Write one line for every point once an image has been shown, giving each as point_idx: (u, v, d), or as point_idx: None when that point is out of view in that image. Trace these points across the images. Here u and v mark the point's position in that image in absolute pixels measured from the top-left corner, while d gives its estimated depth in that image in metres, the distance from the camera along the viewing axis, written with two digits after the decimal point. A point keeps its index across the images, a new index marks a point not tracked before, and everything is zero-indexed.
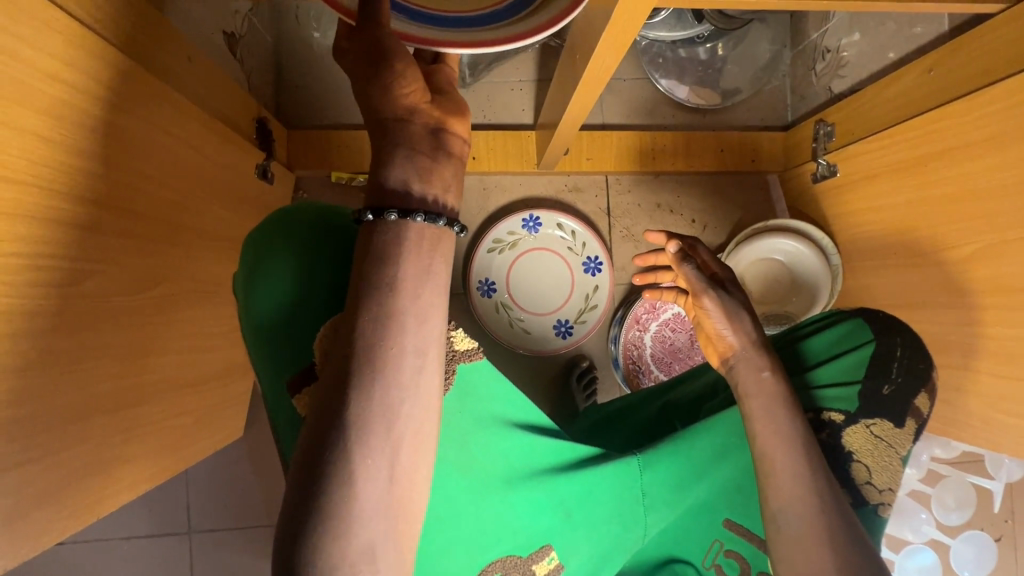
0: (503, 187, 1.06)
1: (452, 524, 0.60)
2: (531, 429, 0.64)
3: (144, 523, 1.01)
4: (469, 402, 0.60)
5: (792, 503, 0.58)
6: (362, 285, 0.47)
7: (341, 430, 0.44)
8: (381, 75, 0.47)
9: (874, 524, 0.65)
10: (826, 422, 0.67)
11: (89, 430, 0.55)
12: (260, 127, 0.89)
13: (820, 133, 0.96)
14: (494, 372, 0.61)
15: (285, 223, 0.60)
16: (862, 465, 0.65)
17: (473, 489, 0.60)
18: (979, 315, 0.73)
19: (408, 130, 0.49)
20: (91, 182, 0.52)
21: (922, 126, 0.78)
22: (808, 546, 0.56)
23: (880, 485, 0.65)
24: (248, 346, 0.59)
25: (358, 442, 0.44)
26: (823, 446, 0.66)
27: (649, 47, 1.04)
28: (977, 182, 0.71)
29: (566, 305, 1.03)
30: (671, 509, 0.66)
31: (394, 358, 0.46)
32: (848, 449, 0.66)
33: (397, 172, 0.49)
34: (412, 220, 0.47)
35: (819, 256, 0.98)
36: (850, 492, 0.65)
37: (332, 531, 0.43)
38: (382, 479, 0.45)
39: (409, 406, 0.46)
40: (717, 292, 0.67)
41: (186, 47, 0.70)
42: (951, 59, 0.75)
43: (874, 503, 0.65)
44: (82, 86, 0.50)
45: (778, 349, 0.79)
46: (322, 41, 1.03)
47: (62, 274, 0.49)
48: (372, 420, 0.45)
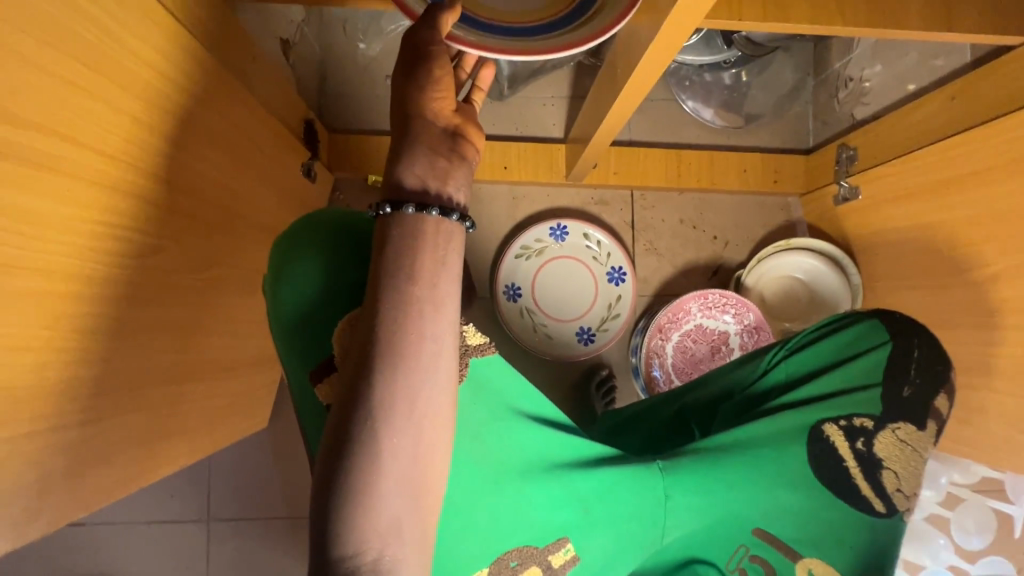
0: (531, 197, 1.10)
1: (467, 511, 0.58)
2: (545, 423, 0.64)
3: (166, 508, 1.02)
4: (485, 395, 0.60)
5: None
6: (383, 275, 0.48)
7: (365, 411, 0.46)
8: (418, 75, 0.51)
9: (900, 533, 0.66)
10: (858, 430, 0.68)
11: (144, 398, 0.58)
12: (306, 127, 0.94)
13: (843, 157, 0.99)
14: (506, 366, 0.61)
15: (311, 221, 0.61)
16: (891, 472, 0.67)
17: (488, 478, 0.59)
18: (1000, 335, 0.75)
19: (427, 129, 0.52)
20: (168, 164, 0.56)
21: (945, 151, 0.80)
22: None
23: (908, 491, 0.67)
24: (274, 334, 0.60)
25: (382, 422, 0.46)
26: (857, 456, 0.68)
27: (677, 70, 1.09)
28: (1000, 206, 0.73)
29: (589, 312, 1.05)
30: (694, 515, 0.65)
31: (413, 343, 0.47)
32: (879, 457, 0.68)
33: (413, 168, 0.51)
34: (427, 214, 0.49)
35: (836, 271, 1.01)
36: (882, 501, 0.66)
37: (359, 506, 0.44)
38: (405, 459, 0.46)
39: (429, 390, 0.47)
40: None
41: (251, 48, 0.75)
42: (974, 87, 0.79)
43: (902, 510, 0.66)
44: (169, 75, 0.55)
45: (783, 345, 0.80)
46: (367, 52, 1.08)
47: (138, 247, 0.53)
48: (394, 402, 0.46)
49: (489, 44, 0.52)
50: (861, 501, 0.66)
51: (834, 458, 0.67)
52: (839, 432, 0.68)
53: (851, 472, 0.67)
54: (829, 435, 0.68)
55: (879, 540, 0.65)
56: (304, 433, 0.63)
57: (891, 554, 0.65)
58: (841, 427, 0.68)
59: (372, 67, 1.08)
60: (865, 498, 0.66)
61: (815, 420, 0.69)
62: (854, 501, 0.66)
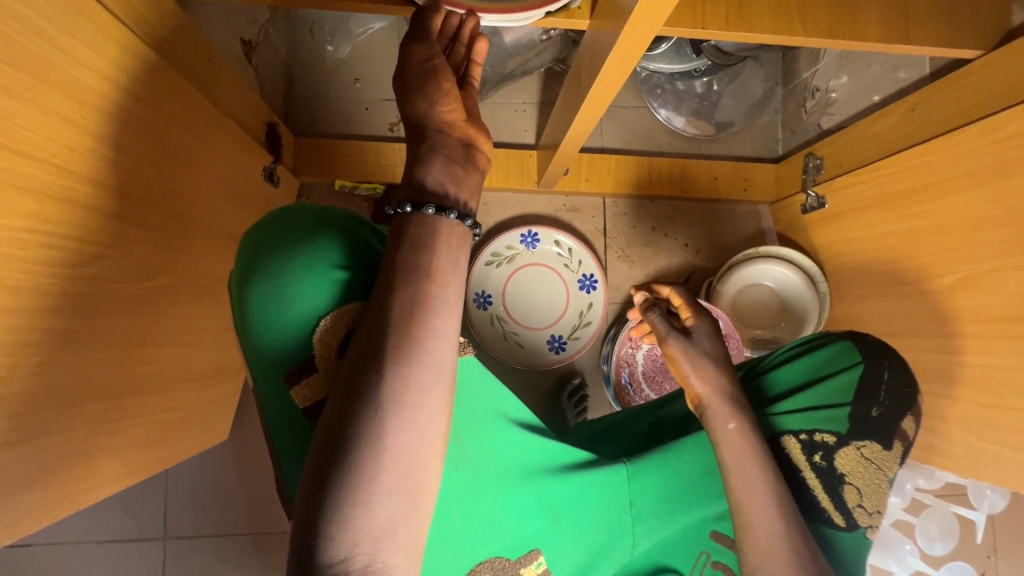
0: (502, 204, 1.09)
1: (443, 518, 0.56)
2: (526, 428, 0.61)
3: (118, 527, 0.97)
4: (467, 400, 0.57)
5: (756, 502, 0.55)
6: (397, 268, 0.46)
7: (369, 406, 0.42)
8: (428, 86, 0.51)
9: (862, 549, 0.61)
10: (817, 444, 0.62)
11: (77, 415, 0.55)
12: (269, 131, 0.91)
13: (810, 166, 1.01)
14: (484, 371, 0.58)
15: (291, 213, 0.55)
16: (853, 488, 0.61)
17: (464, 484, 0.57)
18: (959, 343, 0.75)
19: (444, 141, 0.51)
20: (106, 167, 0.53)
21: (904, 162, 0.81)
22: (770, 538, 0.54)
23: (871, 508, 0.61)
24: (240, 334, 0.55)
25: (388, 418, 0.43)
26: (815, 469, 0.62)
27: (648, 78, 1.10)
28: (957, 216, 0.74)
29: (560, 320, 1.04)
30: (662, 521, 0.63)
31: (426, 339, 0.45)
32: (839, 471, 0.62)
33: (431, 173, 0.49)
34: (446, 216, 0.48)
35: (805, 282, 1.01)
36: (841, 514, 0.60)
37: (355, 505, 0.41)
38: (409, 458, 0.43)
39: (438, 387, 0.45)
40: (682, 337, 0.65)
41: (203, 48, 0.73)
42: (931, 99, 0.80)
43: (863, 526, 0.61)
44: (104, 72, 0.52)
45: (752, 372, 0.74)
46: (335, 55, 1.05)
47: (69, 255, 0.50)
48: (402, 398, 0.43)
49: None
50: (823, 515, 0.60)
51: (789, 469, 0.63)
52: (796, 445, 0.63)
53: (809, 485, 0.62)
54: (786, 446, 0.63)
55: (836, 556, 0.60)
56: (271, 437, 0.58)
57: (850, 568, 0.60)
58: (799, 440, 0.63)
59: (340, 69, 1.06)
60: (823, 510, 0.60)
61: (772, 431, 0.65)
62: (813, 516, 0.61)
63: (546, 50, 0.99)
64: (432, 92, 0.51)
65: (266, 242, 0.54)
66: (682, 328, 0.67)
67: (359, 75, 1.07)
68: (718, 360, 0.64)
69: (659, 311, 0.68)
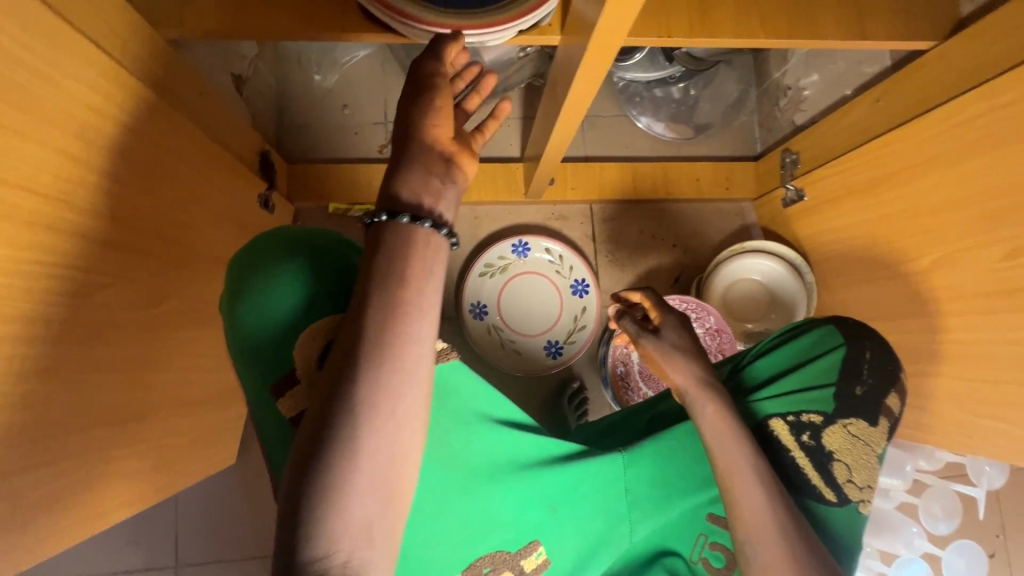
0: (493, 216, 1.11)
1: (436, 517, 0.58)
2: (513, 426, 0.63)
3: (131, 557, 0.98)
4: (451, 400, 0.60)
5: (741, 482, 0.57)
6: (371, 279, 0.48)
7: (344, 412, 0.44)
8: (419, 103, 0.54)
9: (856, 523, 0.62)
10: (804, 424, 0.64)
11: (88, 440, 0.56)
12: (262, 159, 0.94)
13: (787, 161, 1.04)
14: (468, 373, 0.61)
15: (268, 238, 0.60)
16: (842, 464, 0.63)
17: (457, 482, 0.59)
18: (941, 322, 0.78)
19: (422, 153, 0.53)
20: (108, 198, 0.56)
21: (872, 151, 0.85)
22: (758, 518, 0.56)
23: (862, 483, 0.63)
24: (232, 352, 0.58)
25: (362, 423, 0.45)
26: (803, 448, 0.64)
27: (626, 88, 1.15)
28: (927, 199, 0.77)
29: (555, 326, 1.06)
30: (657, 507, 0.65)
31: (398, 346, 0.47)
32: (828, 449, 0.64)
33: (408, 183, 0.52)
34: (421, 225, 0.50)
35: (792, 273, 1.03)
36: (832, 491, 0.62)
37: (332, 506, 0.43)
38: (384, 460, 0.45)
39: (411, 391, 0.47)
40: (652, 335, 0.67)
41: (195, 83, 0.77)
42: (894, 90, 0.83)
43: (855, 501, 0.62)
44: (103, 110, 0.55)
45: (739, 361, 0.75)
46: (323, 83, 1.10)
47: (76, 285, 0.52)
48: (377, 403, 0.45)
49: (498, 10, 0.59)
50: (815, 493, 0.62)
51: (779, 451, 0.64)
52: (784, 427, 0.65)
53: (799, 464, 0.63)
54: (774, 429, 0.65)
55: (828, 531, 0.61)
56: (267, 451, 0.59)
57: (846, 543, 0.61)
58: (787, 421, 0.65)
59: (329, 97, 1.10)
60: (814, 488, 0.62)
61: (760, 414, 0.67)
62: (804, 494, 0.62)
63: (524, 67, 1.03)
64: (414, 110, 0.54)
65: (286, 250, 0.59)
66: (652, 326, 0.69)
67: (346, 102, 1.11)
68: (688, 351, 0.65)
69: (631, 316, 0.71)
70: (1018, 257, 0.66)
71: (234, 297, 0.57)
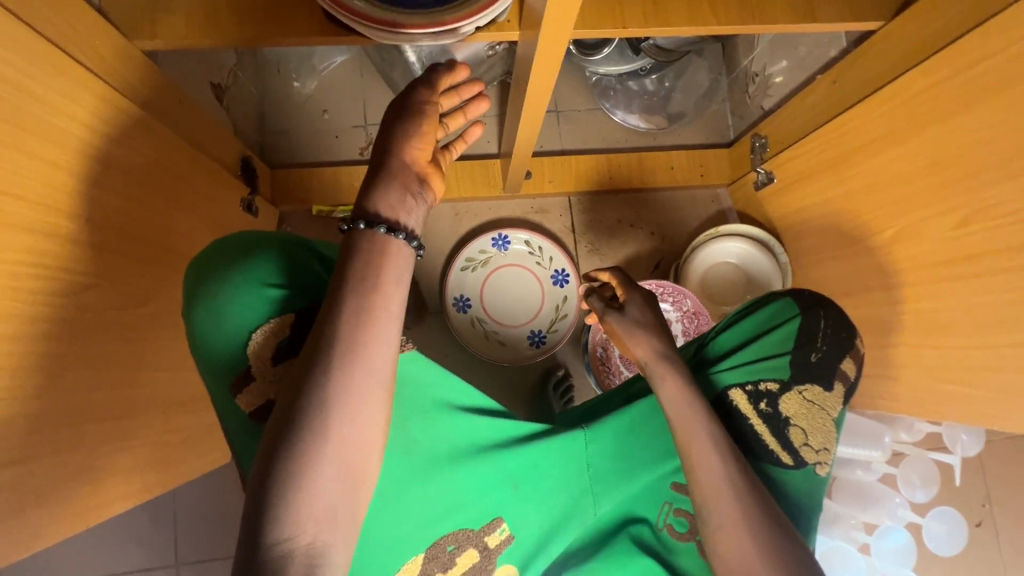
0: (473, 212, 1.14)
1: (402, 500, 0.63)
2: (473, 412, 0.68)
3: (133, 557, 1.01)
4: (412, 392, 0.65)
5: (699, 458, 0.60)
6: (343, 284, 0.51)
7: (310, 406, 0.47)
8: (405, 125, 0.57)
9: (813, 485, 0.68)
10: (762, 393, 0.69)
11: (79, 435, 0.59)
12: (244, 165, 0.97)
13: (756, 145, 1.07)
14: (426, 363, 0.65)
15: (222, 244, 0.63)
16: (798, 429, 0.68)
17: (422, 466, 0.64)
18: (904, 293, 0.80)
19: (400, 171, 0.56)
20: (90, 203, 0.59)
21: (832, 131, 0.87)
22: (715, 485, 0.59)
23: (818, 445, 0.68)
24: (195, 352, 0.61)
25: (328, 417, 0.47)
26: (761, 415, 0.68)
27: (599, 82, 1.18)
28: (884, 173, 0.79)
29: (538, 316, 1.09)
30: (618, 481, 0.70)
31: (366, 346, 0.50)
32: (784, 415, 0.68)
33: (384, 197, 0.54)
34: (396, 237, 0.53)
35: (765, 253, 1.06)
36: (788, 454, 0.67)
37: (297, 493, 0.45)
38: (349, 451, 0.48)
39: (376, 388, 0.50)
40: (615, 312, 0.70)
41: (174, 92, 0.79)
42: (850, 69, 0.86)
43: (811, 463, 0.67)
44: (81, 119, 0.58)
45: (705, 335, 0.78)
46: (302, 90, 1.13)
47: (61, 286, 0.55)
48: (342, 398, 0.48)
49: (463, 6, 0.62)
50: (772, 456, 0.67)
51: (738, 421, 0.69)
52: (743, 396, 0.69)
53: (757, 431, 0.68)
54: (734, 399, 0.69)
55: (787, 491, 0.67)
56: (231, 442, 0.63)
57: (802, 500, 0.67)
58: (746, 391, 0.69)
59: (309, 102, 1.14)
60: (771, 452, 0.67)
61: (721, 385, 0.70)
62: (762, 458, 0.68)
63: (495, 65, 1.05)
64: (398, 132, 0.57)
65: (264, 249, 0.63)
66: (619, 303, 0.72)
67: (326, 106, 1.14)
68: (651, 327, 0.68)
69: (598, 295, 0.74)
70: (970, 224, 0.69)
71: (195, 297, 0.60)
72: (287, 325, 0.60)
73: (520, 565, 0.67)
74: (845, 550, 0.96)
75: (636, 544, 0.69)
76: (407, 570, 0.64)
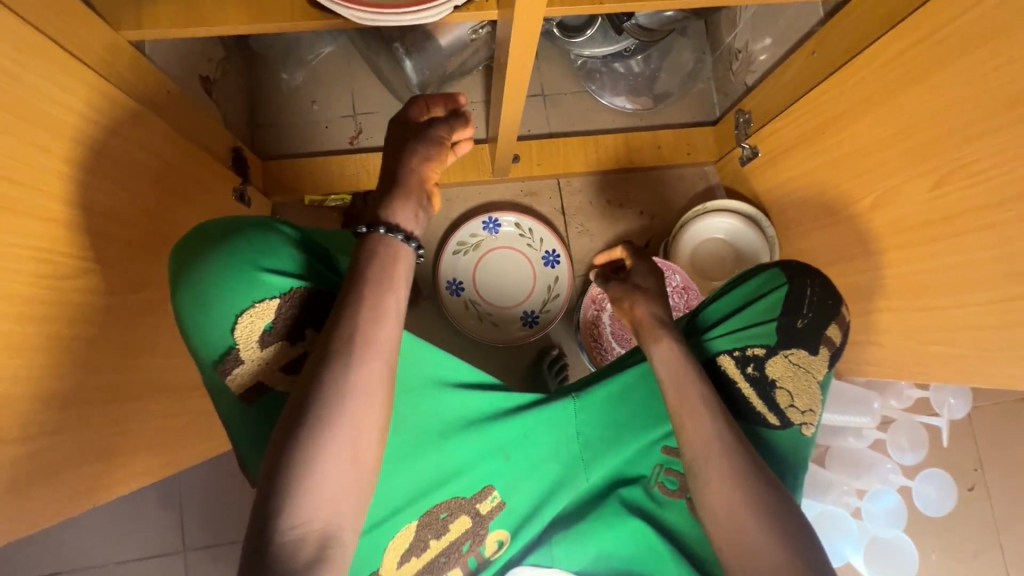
0: (464, 197, 1.15)
1: (397, 471, 0.65)
2: (465, 387, 0.70)
3: (141, 544, 1.03)
4: (404, 369, 0.67)
5: (696, 421, 0.62)
6: (352, 282, 0.56)
7: (322, 391, 0.52)
8: (424, 146, 0.63)
9: (800, 445, 0.70)
10: (749, 357, 0.70)
11: (84, 414, 0.61)
12: (235, 155, 0.99)
13: (741, 121, 1.08)
14: (417, 341, 0.67)
15: (202, 229, 0.62)
16: (784, 391, 0.69)
17: (416, 439, 0.67)
18: (884, 258, 0.82)
19: (414, 187, 0.62)
20: (85, 189, 0.60)
21: (813, 101, 0.88)
22: (707, 442, 0.61)
23: (804, 407, 0.69)
24: (184, 335, 0.61)
25: (338, 402, 0.51)
26: (749, 379, 0.70)
27: (584, 65, 1.19)
28: (862, 140, 0.81)
29: (530, 296, 1.10)
30: (607, 448, 0.72)
31: (372, 337, 0.54)
32: (771, 378, 0.70)
33: (400, 207, 0.61)
34: (410, 244, 0.60)
35: (752, 227, 1.08)
36: (775, 415, 0.69)
37: (309, 471, 0.49)
38: (357, 432, 0.52)
39: (382, 375, 0.54)
40: (617, 279, 0.79)
41: (163, 83, 0.81)
42: (827, 39, 0.87)
43: (797, 424, 0.69)
44: (73, 107, 0.60)
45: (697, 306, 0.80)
46: (291, 81, 1.14)
47: (60, 270, 0.57)
48: (351, 384, 0.52)
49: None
50: (759, 418, 0.70)
51: (727, 385, 0.71)
52: (731, 361, 0.71)
53: (744, 394, 0.70)
54: (722, 364, 0.72)
55: (774, 451, 0.70)
56: (222, 412, 0.63)
57: (789, 460, 0.70)
58: (734, 356, 0.71)
59: (297, 94, 1.15)
60: (758, 413, 0.70)
61: (712, 351, 0.73)
62: (749, 419, 0.70)
63: (479, 49, 1.06)
64: (417, 153, 0.63)
65: (248, 229, 0.63)
66: (626, 273, 0.80)
67: (315, 97, 1.15)
68: (651, 292, 0.75)
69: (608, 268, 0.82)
70: (947, 183, 0.70)
71: (178, 280, 0.60)
72: (272, 311, 0.61)
73: (512, 530, 0.70)
74: (835, 513, 0.98)
75: (626, 506, 0.70)
76: (401, 538, 0.66)
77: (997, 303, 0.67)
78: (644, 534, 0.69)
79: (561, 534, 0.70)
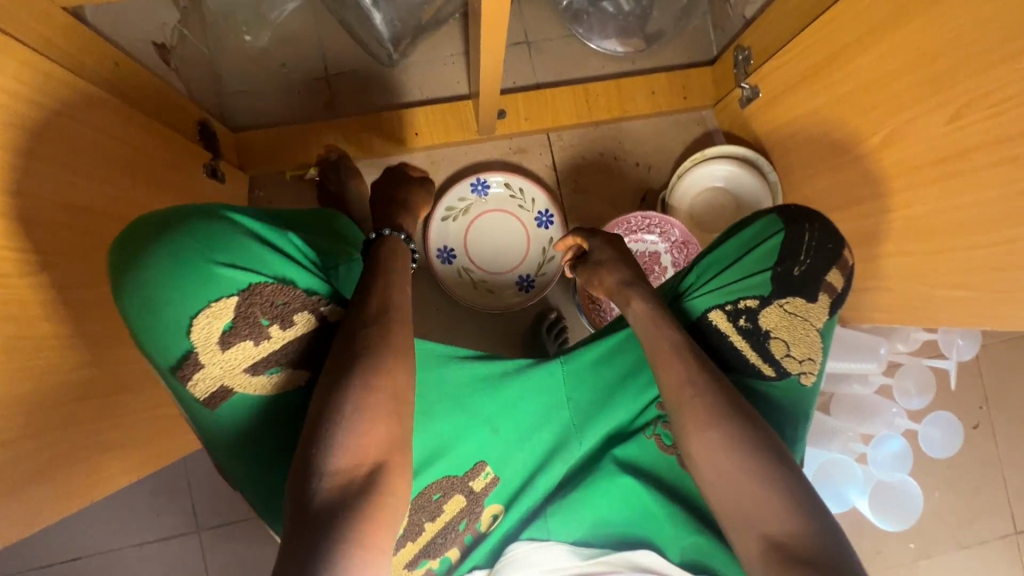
0: (451, 159, 1.09)
1: None
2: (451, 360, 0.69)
3: (155, 527, 1.05)
4: None
5: (684, 382, 0.60)
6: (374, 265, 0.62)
7: (356, 353, 0.54)
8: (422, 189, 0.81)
9: (799, 394, 0.68)
10: (742, 310, 0.67)
11: (66, 413, 0.60)
12: (202, 129, 0.92)
13: (740, 59, 1.00)
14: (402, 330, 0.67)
15: (133, 230, 0.58)
16: (779, 340, 0.67)
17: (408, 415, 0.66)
18: (893, 199, 0.77)
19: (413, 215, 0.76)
20: (32, 178, 0.56)
21: (816, 31, 0.81)
22: (678, 388, 0.60)
23: (801, 355, 0.67)
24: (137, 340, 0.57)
25: (370, 360, 0.54)
26: (741, 332, 0.68)
27: (570, 6, 1.10)
28: (870, 73, 0.75)
29: (525, 260, 1.07)
30: (594, 414, 0.71)
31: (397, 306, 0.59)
32: (765, 329, 0.67)
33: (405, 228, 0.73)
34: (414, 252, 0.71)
35: (755, 173, 1.02)
36: (770, 366, 0.67)
37: (348, 426, 0.51)
38: (388, 386, 0.54)
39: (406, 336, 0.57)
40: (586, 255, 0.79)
41: (109, 54, 0.74)
42: None
43: (795, 374, 0.67)
44: (6, 87, 0.55)
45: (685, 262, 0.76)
46: (254, 43, 1.05)
47: (17, 266, 0.54)
48: (380, 345, 0.55)
49: None
50: (755, 371, 0.68)
51: (718, 340, 0.69)
52: (722, 316, 0.68)
53: (737, 347, 0.68)
54: (714, 321, 0.69)
55: (772, 403, 0.68)
56: (189, 415, 0.60)
57: (789, 411, 0.68)
58: (725, 311, 0.68)
59: (263, 58, 1.07)
60: (752, 366, 0.68)
61: (697, 311, 0.70)
62: (744, 372, 0.68)
63: None
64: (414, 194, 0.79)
65: (191, 218, 0.58)
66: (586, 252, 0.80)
67: (283, 60, 1.07)
68: (616, 261, 0.75)
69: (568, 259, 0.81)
70: (965, 116, 0.64)
71: (120, 284, 0.56)
72: (230, 310, 0.56)
73: (505, 503, 0.69)
74: (842, 460, 0.96)
75: (620, 467, 0.69)
76: None
77: (1013, 243, 0.64)
78: (637, 496, 0.67)
79: (556, 505, 0.68)
